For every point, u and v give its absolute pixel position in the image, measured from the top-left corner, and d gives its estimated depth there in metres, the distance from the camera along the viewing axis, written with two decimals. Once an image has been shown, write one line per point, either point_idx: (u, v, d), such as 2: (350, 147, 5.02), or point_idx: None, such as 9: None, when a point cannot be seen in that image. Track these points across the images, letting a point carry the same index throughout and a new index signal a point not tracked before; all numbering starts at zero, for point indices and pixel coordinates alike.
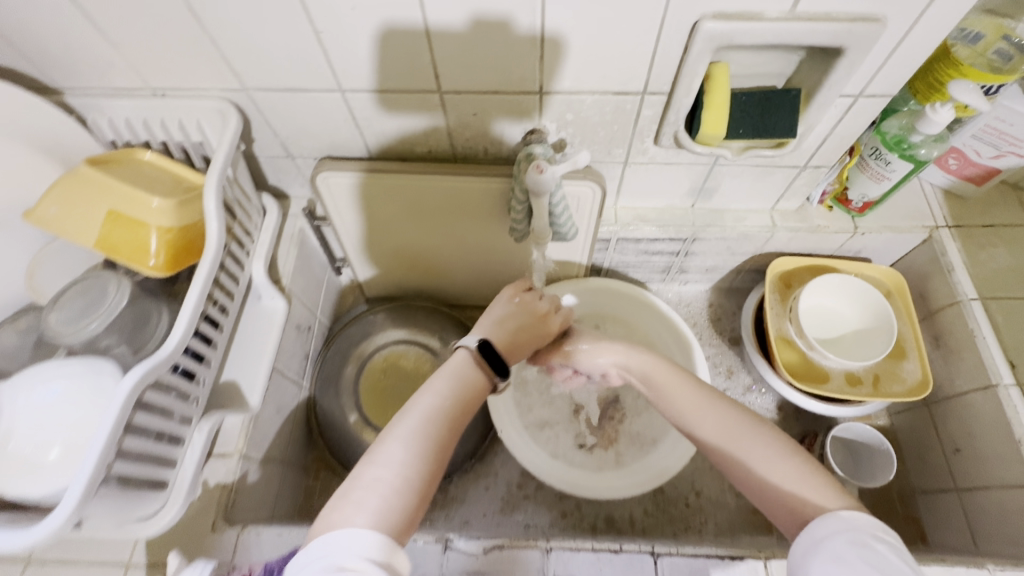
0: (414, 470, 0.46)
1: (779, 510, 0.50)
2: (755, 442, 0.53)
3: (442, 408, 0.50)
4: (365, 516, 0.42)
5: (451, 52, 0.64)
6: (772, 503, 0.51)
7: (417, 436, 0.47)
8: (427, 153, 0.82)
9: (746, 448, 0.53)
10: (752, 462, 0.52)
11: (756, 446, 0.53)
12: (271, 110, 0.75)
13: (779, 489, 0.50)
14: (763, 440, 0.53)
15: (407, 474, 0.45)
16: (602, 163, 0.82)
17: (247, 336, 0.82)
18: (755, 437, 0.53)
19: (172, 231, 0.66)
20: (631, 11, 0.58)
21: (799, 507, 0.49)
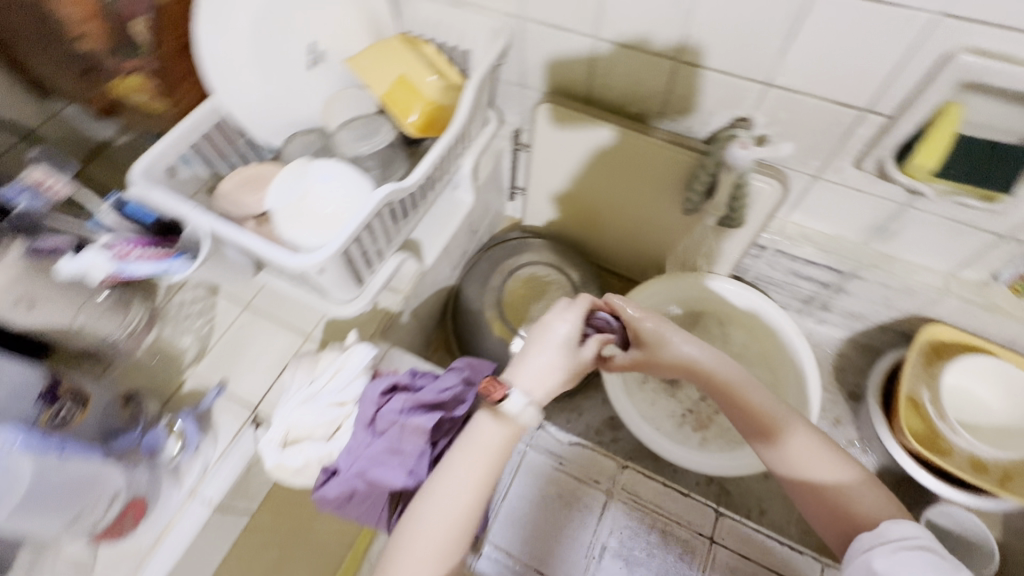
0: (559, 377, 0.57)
1: (834, 520, 0.53)
2: (825, 457, 0.56)
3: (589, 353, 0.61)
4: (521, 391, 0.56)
5: (704, 26, 0.74)
6: (829, 512, 0.54)
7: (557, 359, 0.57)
8: (637, 114, 0.93)
9: (816, 460, 0.56)
10: (817, 470, 0.55)
11: (820, 457, 0.56)
12: (530, 40, 0.91)
13: (841, 495, 0.53)
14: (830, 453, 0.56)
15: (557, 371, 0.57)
16: (793, 170, 0.87)
17: (439, 212, 0.99)
18: (823, 451, 0.57)
19: (433, 106, 0.84)
20: (889, 28, 0.63)
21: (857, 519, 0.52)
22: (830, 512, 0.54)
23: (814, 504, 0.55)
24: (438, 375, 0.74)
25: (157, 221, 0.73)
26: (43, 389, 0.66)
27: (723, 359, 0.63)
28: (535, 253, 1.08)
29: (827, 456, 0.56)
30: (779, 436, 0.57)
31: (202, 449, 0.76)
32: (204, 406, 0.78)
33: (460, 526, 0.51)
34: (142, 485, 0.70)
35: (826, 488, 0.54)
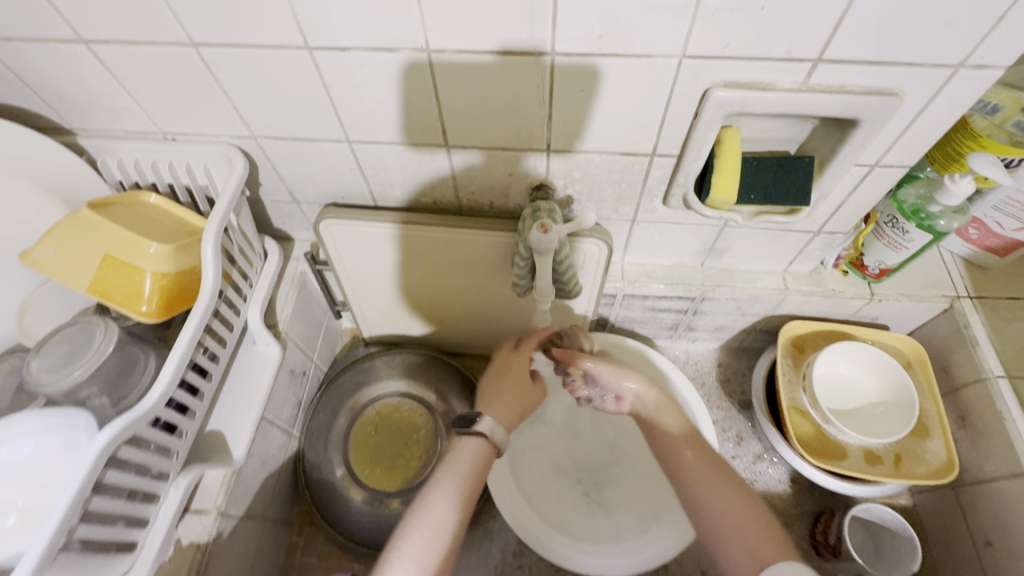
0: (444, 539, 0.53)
1: (731, 547, 0.53)
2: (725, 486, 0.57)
3: (459, 488, 0.58)
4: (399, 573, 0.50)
5: (459, 110, 0.64)
6: (726, 538, 0.54)
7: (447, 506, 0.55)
8: (433, 203, 0.81)
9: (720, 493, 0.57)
10: (729, 508, 0.56)
11: (731, 492, 0.57)
12: (278, 157, 0.75)
13: (731, 522, 0.54)
14: (726, 480, 0.58)
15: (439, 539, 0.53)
16: (609, 220, 0.81)
17: (236, 383, 0.79)
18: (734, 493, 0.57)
19: (168, 277, 0.65)
20: (640, 76, 0.57)
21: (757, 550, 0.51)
22: (721, 531, 0.55)
23: (721, 535, 0.54)
24: None
25: None
26: None
27: (660, 391, 0.70)
28: (383, 381, 0.94)
29: (730, 488, 0.57)
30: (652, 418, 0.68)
31: None
32: None
33: (439, 555, 0.52)
34: None
35: (712, 510, 0.56)
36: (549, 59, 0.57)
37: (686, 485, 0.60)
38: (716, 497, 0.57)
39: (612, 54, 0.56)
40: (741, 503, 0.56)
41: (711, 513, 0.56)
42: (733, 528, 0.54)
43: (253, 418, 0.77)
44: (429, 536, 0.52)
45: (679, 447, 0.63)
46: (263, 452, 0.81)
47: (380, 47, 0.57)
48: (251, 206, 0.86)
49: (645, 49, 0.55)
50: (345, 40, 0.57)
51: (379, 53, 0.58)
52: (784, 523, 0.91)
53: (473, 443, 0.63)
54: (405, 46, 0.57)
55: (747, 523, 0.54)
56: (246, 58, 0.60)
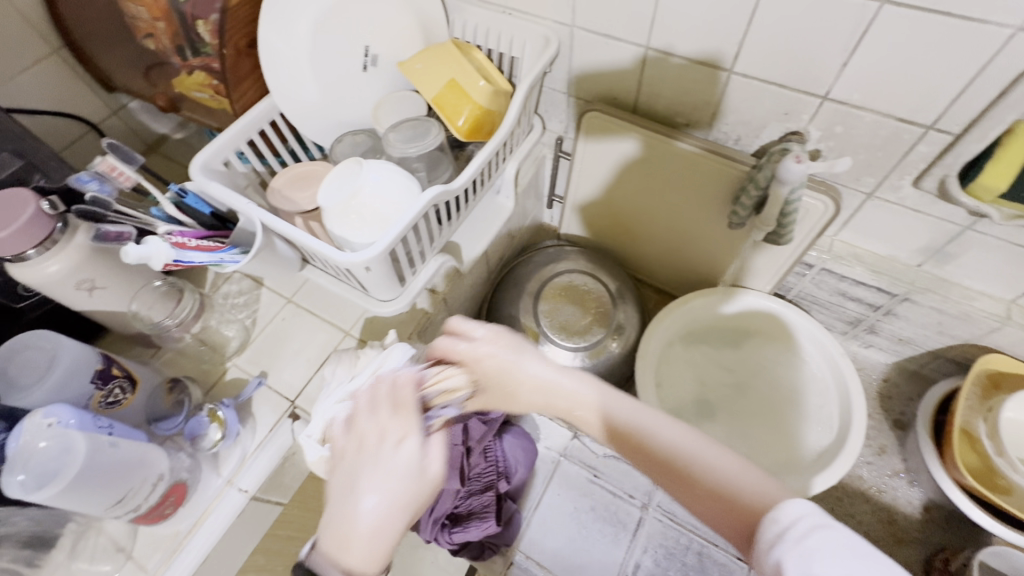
0: (391, 522, 0.47)
1: (728, 523, 0.46)
2: (684, 436, 0.49)
3: (405, 492, 0.48)
4: (339, 543, 0.46)
5: (760, 38, 0.73)
6: (721, 515, 0.46)
7: (402, 487, 0.49)
8: (685, 124, 0.92)
9: (697, 450, 0.48)
10: (702, 457, 0.48)
11: (695, 441, 0.49)
12: (580, 48, 0.91)
13: (724, 485, 0.46)
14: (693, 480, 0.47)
15: (393, 515, 0.47)
16: (845, 187, 0.84)
17: (479, 217, 1.00)
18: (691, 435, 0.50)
19: (482, 110, 0.86)
20: (961, 41, 0.61)
21: (734, 509, 0.45)
22: (714, 507, 0.46)
23: (720, 511, 0.46)
24: None
25: (212, 213, 0.75)
26: (97, 370, 0.69)
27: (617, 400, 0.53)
28: (574, 262, 1.07)
29: (689, 439, 0.49)
30: (616, 432, 0.51)
31: (241, 437, 0.77)
32: (245, 396, 0.80)
33: (388, 539, 0.47)
34: (184, 470, 0.71)
35: (705, 498, 0.46)
36: (876, 6, 0.63)
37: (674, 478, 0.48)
38: (670, 453, 0.49)
39: (943, 13, 0.60)
40: (652, 445, 0.50)
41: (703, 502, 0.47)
42: (716, 492, 0.46)
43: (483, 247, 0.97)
44: (381, 502, 0.48)
45: (679, 477, 0.48)
46: (474, 278, 1.02)
47: None
48: None
49: (981, 14, 0.58)
50: None
51: None
52: (901, 541, 0.90)
53: (431, 467, 0.50)
54: None
55: (713, 466, 0.47)
56: None
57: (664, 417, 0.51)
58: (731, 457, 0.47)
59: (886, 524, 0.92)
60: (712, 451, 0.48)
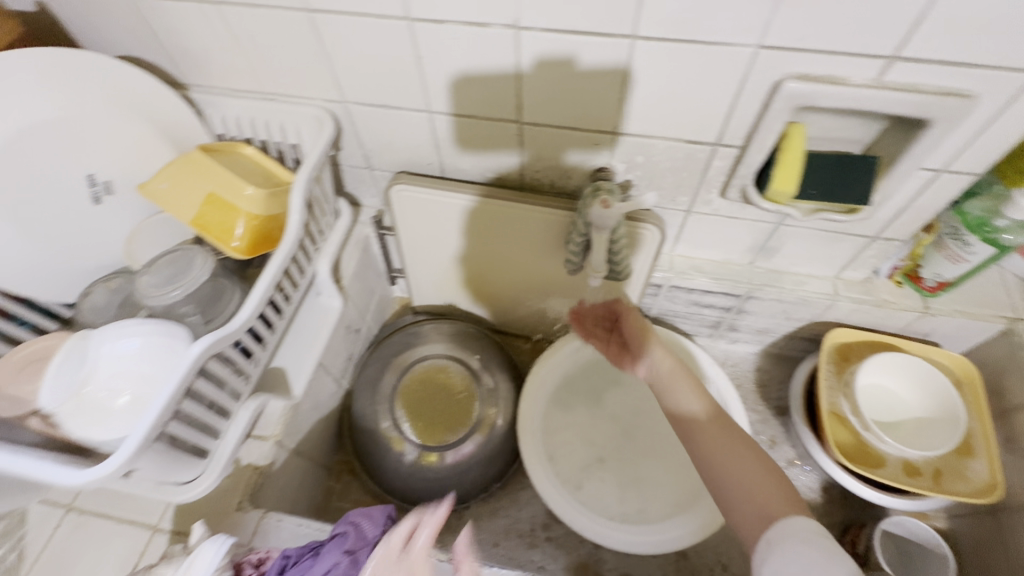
0: None
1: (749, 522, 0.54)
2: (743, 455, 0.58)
3: None
4: None
5: (535, 86, 0.68)
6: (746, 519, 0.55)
7: None
8: (497, 178, 0.86)
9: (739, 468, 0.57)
10: (740, 470, 0.57)
11: (747, 457, 0.58)
12: (363, 123, 0.81)
13: (753, 490, 0.55)
14: (732, 431, 0.60)
15: None
16: (665, 209, 0.83)
17: (301, 328, 0.86)
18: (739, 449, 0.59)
19: (259, 219, 0.72)
20: (715, 64, 0.60)
21: (765, 509, 0.54)
22: (734, 497, 0.56)
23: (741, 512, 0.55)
24: (316, 553, 0.59)
25: None
26: None
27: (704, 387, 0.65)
28: (429, 344, 0.97)
29: (747, 454, 0.58)
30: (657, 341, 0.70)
31: None
32: None
33: None
34: None
35: (724, 475, 0.58)
36: (629, 42, 0.60)
37: (694, 431, 0.62)
38: (727, 461, 0.58)
39: (690, 41, 0.59)
40: (729, 439, 0.60)
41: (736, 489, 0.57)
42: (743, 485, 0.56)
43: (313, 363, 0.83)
44: None
45: (697, 430, 0.62)
46: (316, 396, 0.88)
47: (474, 21, 0.62)
48: None
49: (723, 37, 0.57)
50: (443, 13, 0.62)
51: (472, 27, 0.63)
52: None
53: None
54: (497, 22, 0.62)
55: (754, 480, 0.56)
56: (350, 24, 0.66)
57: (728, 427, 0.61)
58: (759, 464, 0.57)
59: None
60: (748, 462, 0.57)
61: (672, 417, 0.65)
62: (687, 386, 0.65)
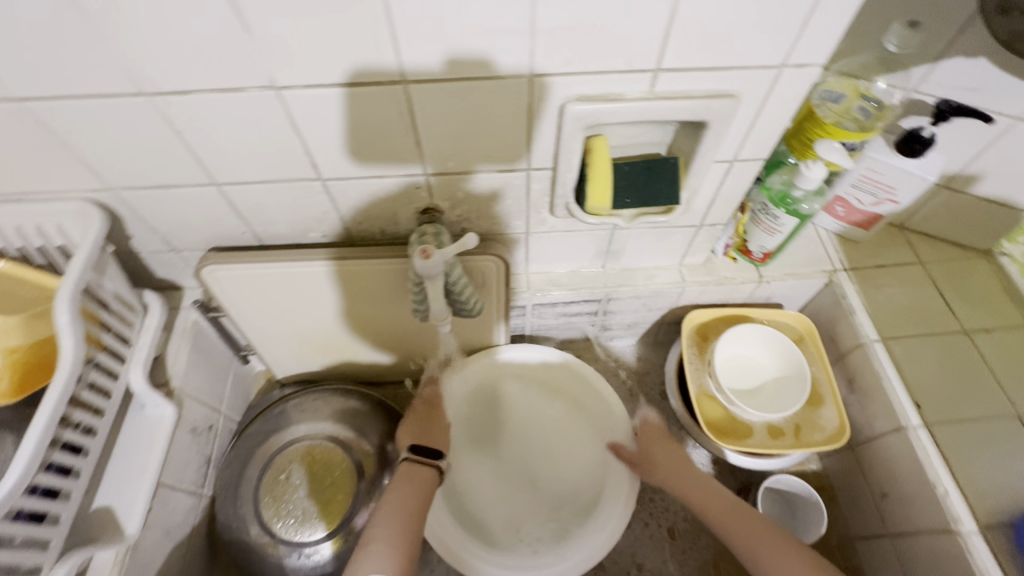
0: None
1: None
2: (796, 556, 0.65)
3: None
4: None
5: (323, 142, 0.62)
6: None
7: None
8: (321, 236, 0.79)
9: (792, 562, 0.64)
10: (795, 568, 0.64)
11: (799, 558, 0.65)
12: (144, 207, 0.71)
13: None
14: (783, 539, 0.67)
15: None
16: (504, 234, 0.81)
17: (124, 455, 0.73)
18: (790, 551, 0.66)
19: (20, 350, 0.61)
20: (496, 96, 0.58)
21: None
22: None
23: None
24: None
25: None
26: None
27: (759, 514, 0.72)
28: (292, 425, 0.89)
29: (790, 551, 0.65)
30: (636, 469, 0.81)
31: None
32: None
33: None
34: None
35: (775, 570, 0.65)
36: (403, 88, 0.56)
37: (764, 532, 0.68)
38: (782, 560, 0.65)
39: (463, 78, 0.56)
40: (780, 541, 0.67)
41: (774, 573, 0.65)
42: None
43: (147, 490, 0.72)
44: None
45: (757, 528, 0.69)
46: (166, 520, 0.76)
47: (225, 87, 0.55)
48: (125, 259, 0.80)
49: (495, 71, 0.55)
50: (185, 83, 0.54)
51: (226, 94, 0.55)
52: None
53: None
54: (252, 85, 0.55)
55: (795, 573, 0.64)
56: (79, 108, 0.56)
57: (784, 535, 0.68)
58: (806, 560, 0.64)
59: None
60: (795, 560, 0.65)
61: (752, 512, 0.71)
62: (764, 527, 0.69)
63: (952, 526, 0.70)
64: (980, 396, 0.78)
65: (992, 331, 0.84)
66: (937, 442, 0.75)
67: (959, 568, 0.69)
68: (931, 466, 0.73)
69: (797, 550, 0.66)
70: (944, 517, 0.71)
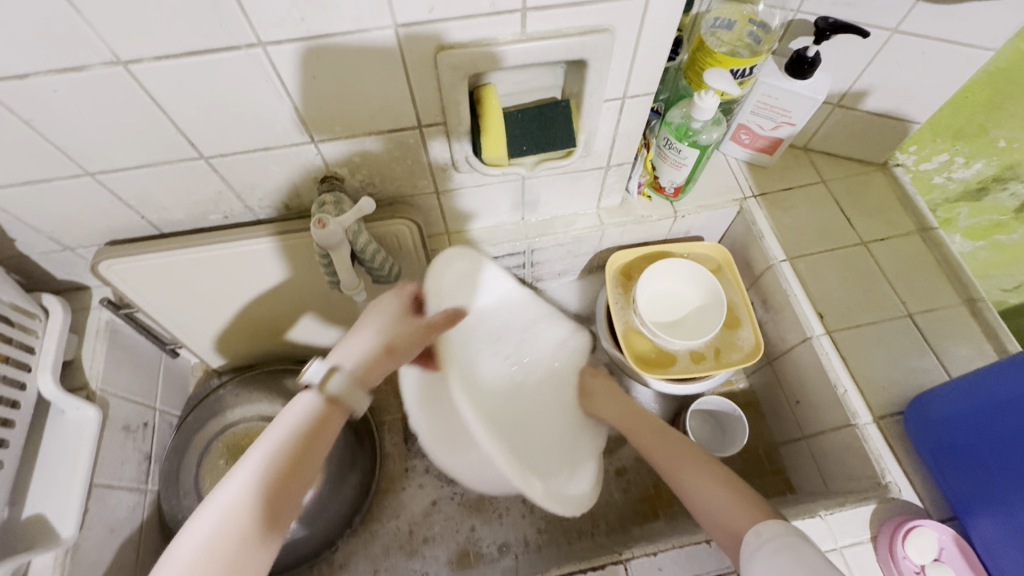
0: None
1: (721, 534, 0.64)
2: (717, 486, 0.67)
3: None
4: None
5: (193, 118, 0.59)
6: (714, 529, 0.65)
7: None
8: (223, 218, 0.76)
9: (715, 494, 0.66)
10: (717, 500, 0.66)
11: (719, 488, 0.67)
12: (17, 206, 0.67)
13: (718, 510, 0.65)
14: (712, 472, 0.69)
15: None
16: (414, 196, 0.80)
17: (49, 462, 0.71)
18: (717, 483, 0.67)
19: None
20: (366, 52, 0.56)
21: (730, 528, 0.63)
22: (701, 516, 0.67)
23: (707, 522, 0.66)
24: None
25: None
26: None
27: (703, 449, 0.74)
28: (226, 411, 0.89)
29: (717, 484, 0.67)
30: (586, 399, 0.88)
31: None
32: None
33: None
34: None
35: (700, 499, 0.67)
36: (262, 51, 0.54)
37: (695, 466, 0.70)
38: (703, 490, 0.67)
39: (325, 35, 0.54)
40: (712, 474, 0.69)
41: (701, 502, 0.67)
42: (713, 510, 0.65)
43: (80, 492, 0.71)
44: None
45: (691, 461, 0.71)
46: (109, 519, 0.76)
47: (65, 67, 0.51)
48: (16, 264, 0.76)
49: (356, 25, 0.53)
50: (17, 66, 0.50)
51: (68, 74, 0.52)
52: None
53: None
54: (94, 62, 0.51)
55: (720, 504, 0.65)
56: None
57: (711, 466, 0.70)
58: (727, 490, 0.66)
59: None
60: (718, 491, 0.66)
61: (692, 448, 0.74)
62: (698, 461, 0.71)
63: (850, 421, 0.77)
64: (876, 300, 0.84)
65: (887, 239, 0.89)
66: (837, 347, 0.81)
67: (858, 457, 0.76)
68: (832, 369, 0.80)
69: (725, 483, 0.67)
70: (844, 413, 0.78)
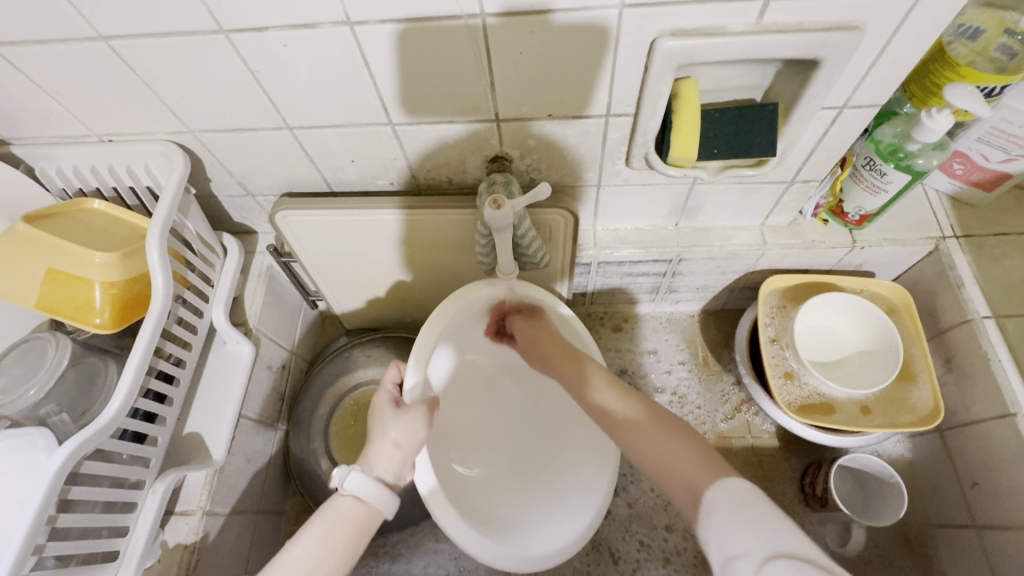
0: None
1: (672, 481, 0.53)
2: (666, 432, 0.57)
3: None
4: None
5: (395, 83, 0.60)
6: (664, 475, 0.54)
7: None
8: (388, 184, 0.78)
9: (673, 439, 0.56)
10: (662, 446, 0.56)
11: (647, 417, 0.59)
12: (222, 150, 0.72)
13: (673, 455, 0.54)
14: (626, 396, 0.62)
15: None
16: (573, 187, 0.77)
17: (210, 387, 0.77)
18: (642, 419, 0.59)
19: (117, 286, 0.64)
20: (582, 32, 0.53)
21: (686, 473, 0.52)
22: (666, 466, 0.55)
23: (663, 465, 0.55)
24: None
25: None
26: None
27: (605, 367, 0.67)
28: (363, 369, 0.96)
29: (664, 425, 0.57)
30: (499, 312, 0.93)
31: None
32: None
33: None
34: None
35: (659, 445, 0.57)
36: (481, 22, 0.53)
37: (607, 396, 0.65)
38: (642, 433, 0.58)
39: (545, 11, 0.51)
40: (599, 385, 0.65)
41: (652, 445, 0.57)
42: (660, 449, 0.56)
43: (232, 420, 0.76)
44: None
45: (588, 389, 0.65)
46: (247, 449, 0.82)
47: (298, 23, 0.53)
48: (205, 202, 0.84)
49: (581, 2, 0.50)
50: (260, 18, 0.53)
51: (298, 30, 0.54)
52: (774, 479, 0.91)
53: None
54: (326, 21, 0.53)
55: (663, 441, 0.56)
56: (160, 47, 0.56)
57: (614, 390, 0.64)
58: (664, 429, 0.57)
59: (756, 468, 0.92)
60: (651, 425, 0.58)
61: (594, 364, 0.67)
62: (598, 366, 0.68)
63: None
64: None
65: None
66: None
67: None
68: None
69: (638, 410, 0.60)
70: None
